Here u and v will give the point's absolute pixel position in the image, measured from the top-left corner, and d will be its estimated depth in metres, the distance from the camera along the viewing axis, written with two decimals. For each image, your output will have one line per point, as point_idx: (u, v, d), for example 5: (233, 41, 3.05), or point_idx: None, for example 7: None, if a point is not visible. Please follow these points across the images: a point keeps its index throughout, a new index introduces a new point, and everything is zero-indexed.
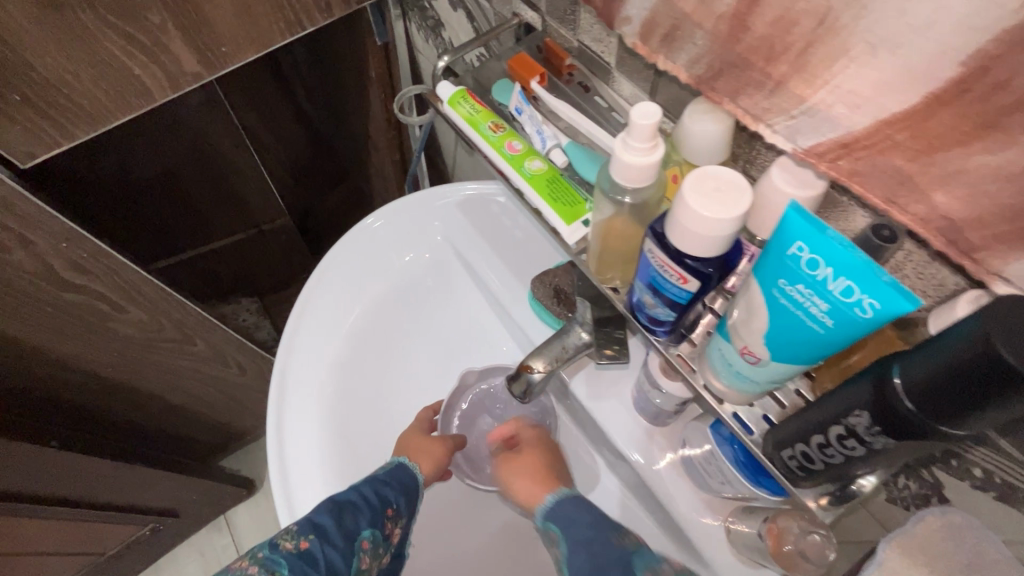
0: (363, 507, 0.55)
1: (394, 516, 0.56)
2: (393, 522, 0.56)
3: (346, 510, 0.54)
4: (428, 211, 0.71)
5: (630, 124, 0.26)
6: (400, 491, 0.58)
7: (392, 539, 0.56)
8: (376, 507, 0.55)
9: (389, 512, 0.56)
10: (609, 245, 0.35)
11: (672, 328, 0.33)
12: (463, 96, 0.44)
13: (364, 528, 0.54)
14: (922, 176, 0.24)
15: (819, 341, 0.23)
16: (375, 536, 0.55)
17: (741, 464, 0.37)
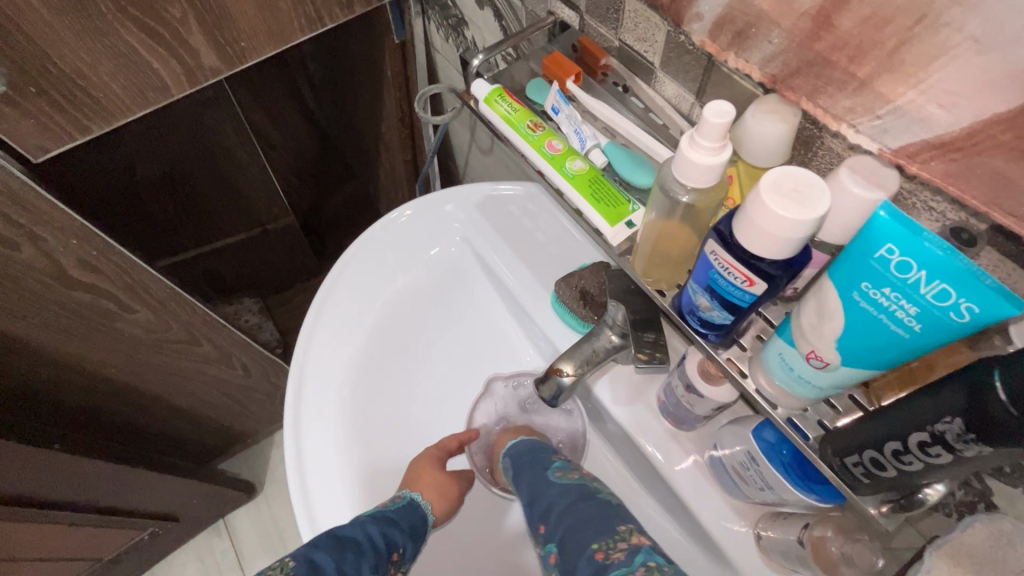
0: (365, 552, 0.51)
1: (397, 562, 0.53)
2: (395, 568, 0.53)
3: (348, 552, 0.50)
4: (447, 211, 0.70)
5: (701, 122, 0.26)
6: (405, 534, 0.55)
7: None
8: (379, 553, 0.52)
9: (393, 557, 0.53)
10: (658, 246, 0.34)
11: (724, 333, 0.32)
12: (500, 95, 0.43)
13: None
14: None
15: (900, 345, 0.23)
16: None
17: (790, 468, 0.36)
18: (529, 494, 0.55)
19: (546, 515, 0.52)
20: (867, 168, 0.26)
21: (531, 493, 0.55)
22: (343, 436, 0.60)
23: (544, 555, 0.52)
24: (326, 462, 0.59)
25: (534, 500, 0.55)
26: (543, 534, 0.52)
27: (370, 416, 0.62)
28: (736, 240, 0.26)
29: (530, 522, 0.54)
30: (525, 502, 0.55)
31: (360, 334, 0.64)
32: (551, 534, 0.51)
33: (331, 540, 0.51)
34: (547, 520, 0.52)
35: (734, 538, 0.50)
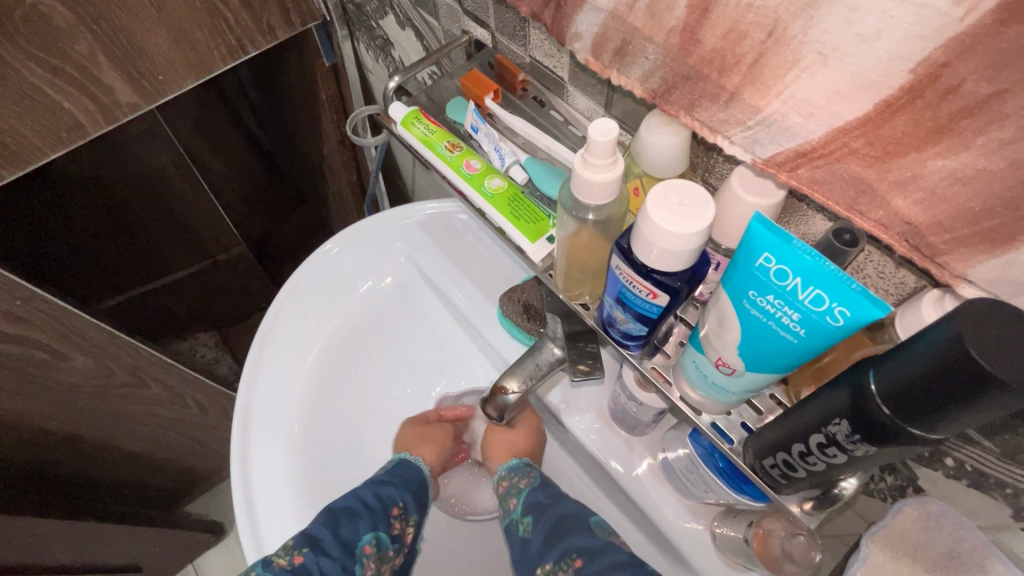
0: (360, 513, 0.57)
1: (397, 517, 0.60)
2: (399, 522, 0.60)
3: (343, 520, 0.56)
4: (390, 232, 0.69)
5: (588, 140, 0.26)
6: (401, 490, 0.61)
7: (398, 539, 0.60)
8: (374, 511, 0.58)
9: (392, 512, 0.59)
10: (576, 260, 0.34)
11: (644, 342, 0.32)
12: (417, 117, 0.43)
13: (364, 535, 0.56)
14: (881, 183, 0.25)
15: (793, 350, 0.23)
16: (376, 541, 0.57)
17: (725, 473, 0.36)
18: (563, 534, 0.51)
19: (587, 554, 0.48)
20: (751, 179, 0.28)
21: (570, 530, 0.51)
22: (293, 474, 0.58)
23: None
24: (278, 502, 0.57)
25: (569, 537, 0.51)
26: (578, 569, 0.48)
27: (322, 450, 0.61)
28: (635, 254, 0.26)
29: (560, 555, 0.50)
30: (556, 538, 0.51)
31: (306, 366, 0.63)
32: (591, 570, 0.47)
33: (325, 514, 0.56)
34: (588, 559, 0.48)
35: (694, 542, 0.50)
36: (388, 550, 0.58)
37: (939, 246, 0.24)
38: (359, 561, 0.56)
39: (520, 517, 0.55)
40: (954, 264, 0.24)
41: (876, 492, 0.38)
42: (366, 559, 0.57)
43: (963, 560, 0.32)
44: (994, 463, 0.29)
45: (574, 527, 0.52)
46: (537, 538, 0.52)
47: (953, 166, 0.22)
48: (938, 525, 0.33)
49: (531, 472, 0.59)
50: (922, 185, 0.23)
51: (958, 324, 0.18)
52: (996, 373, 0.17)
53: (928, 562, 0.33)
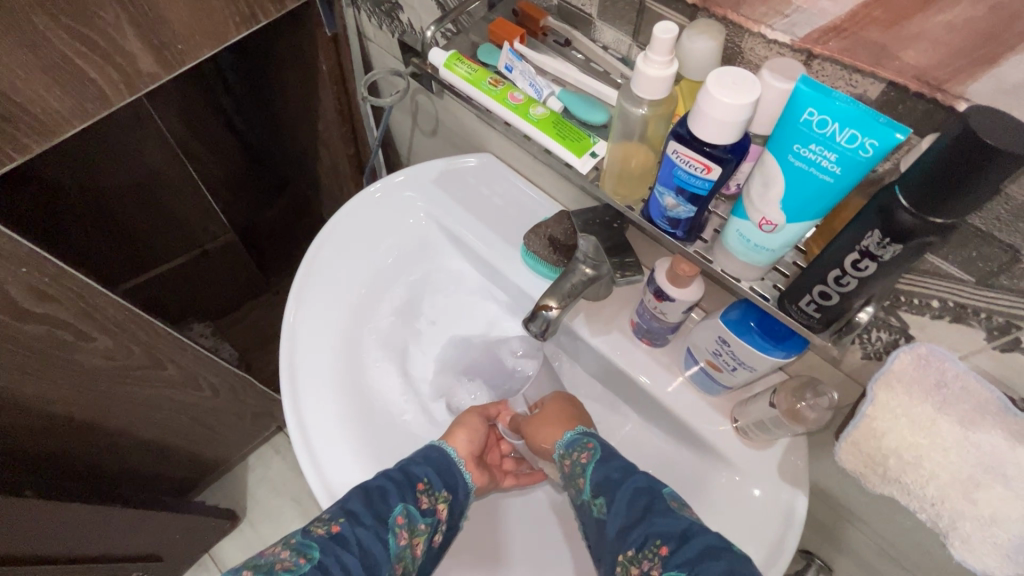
0: (390, 486, 0.55)
1: (427, 492, 0.57)
2: (427, 497, 0.57)
3: (376, 492, 0.54)
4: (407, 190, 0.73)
5: (652, 39, 0.31)
6: (426, 465, 0.59)
7: (429, 514, 0.56)
8: (402, 484, 0.56)
9: (419, 486, 0.57)
10: (625, 165, 0.40)
11: (689, 228, 0.38)
12: (458, 59, 0.48)
13: (397, 505, 0.54)
14: (894, 43, 0.29)
15: (828, 191, 0.29)
16: (409, 510, 0.54)
17: (758, 332, 0.42)
18: (641, 517, 0.51)
19: (674, 540, 0.48)
20: (782, 67, 0.31)
21: (648, 512, 0.51)
22: (343, 410, 0.62)
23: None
24: (332, 437, 0.60)
25: (647, 521, 0.50)
26: (666, 558, 0.47)
27: (366, 389, 0.65)
28: (692, 134, 0.32)
29: (642, 542, 0.49)
30: (635, 519, 0.51)
31: (344, 314, 0.66)
32: (682, 560, 0.46)
33: (360, 490, 0.54)
34: (676, 546, 0.47)
35: (717, 429, 0.57)
36: (421, 525, 0.55)
37: (941, 76, 0.28)
38: (393, 533, 0.53)
39: (592, 499, 0.56)
40: (954, 86, 0.28)
41: (873, 353, 0.46)
42: (399, 530, 0.54)
43: (950, 385, 0.40)
44: (968, 293, 0.37)
45: (652, 507, 0.52)
46: (612, 519, 0.53)
47: (952, 19, 0.26)
48: (929, 362, 0.41)
49: (590, 444, 0.60)
50: (928, 37, 0.27)
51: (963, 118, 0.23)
52: (1002, 148, 0.22)
53: (922, 392, 0.41)
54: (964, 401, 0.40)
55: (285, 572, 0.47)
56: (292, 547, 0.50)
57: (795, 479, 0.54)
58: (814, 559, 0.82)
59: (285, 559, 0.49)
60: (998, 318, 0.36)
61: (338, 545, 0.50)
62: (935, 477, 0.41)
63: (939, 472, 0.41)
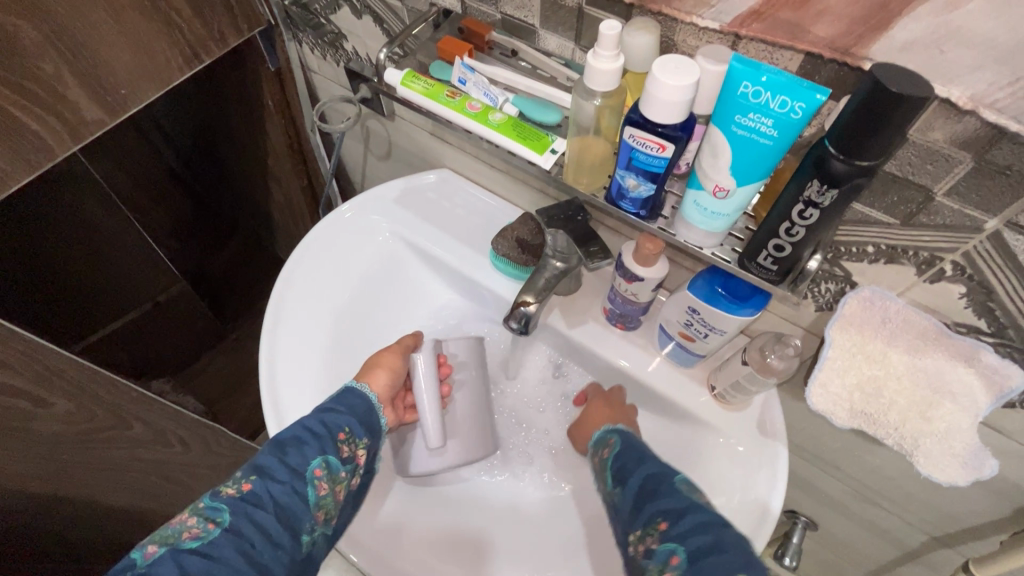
0: (307, 437, 0.50)
1: (348, 440, 0.52)
2: (347, 445, 0.52)
3: (290, 447, 0.49)
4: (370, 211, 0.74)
5: (600, 36, 0.34)
6: (348, 414, 0.54)
7: (350, 462, 0.52)
8: (323, 436, 0.51)
9: (340, 436, 0.52)
10: (585, 156, 0.43)
11: (651, 205, 0.42)
12: (413, 76, 0.50)
13: (315, 459, 0.49)
14: (806, 21, 0.33)
15: (769, 153, 0.33)
16: (329, 462, 0.50)
17: (724, 296, 0.46)
18: (650, 496, 0.49)
19: (672, 516, 0.46)
20: (715, 49, 0.35)
21: (655, 491, 0.49)
22: None
23: (659, 554, 0.44)
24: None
25: (654, 500, 0.48)
26: (665, 532, 0.45)
27: None
28: (645, 117, 0.35)
29: (645, 521, 0.47)
30: (643, 499, 0.49)
31: (323, 341, 0.66)
32: (679, 532, 0.44)
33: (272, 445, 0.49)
34: (675, 519, 0.46)
35: (698, 398, 0.61)
36: (341, 473, 0.51)
37: (849, 44, 0.33)
38: (312, 484, 0.48)
39: (610, 487, 0.54)
40: (860, 50, 0.33)
41: (824, 303, 0.51)
42: (319, 481, 0.49)
43: (893, 320, 0.45)
44: (898, 235, 0.42)
45: (660, 488, 0.49)
46: (627, 498, 0.51)
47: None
48: (872, 301, 0.46)
49: (612, 440, 0.58)
50: (833, 14, 0.32)
51: (874, 74, 0.27)
52: (904, 94, 0.26)
53: (870, 329, 0.46)
54: (907, 332, 0.45)
55: (192, 541, 0.42)
56: (200, 511, 0.44)
57: (773, 431, 0.58)
58: (799, 515, 0.87)
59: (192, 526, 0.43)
60: (923, 253, 0.41)
61: (247, 503, 0.45)
62: (895, 404, 0.46)
63: (897, 399, 0.46)
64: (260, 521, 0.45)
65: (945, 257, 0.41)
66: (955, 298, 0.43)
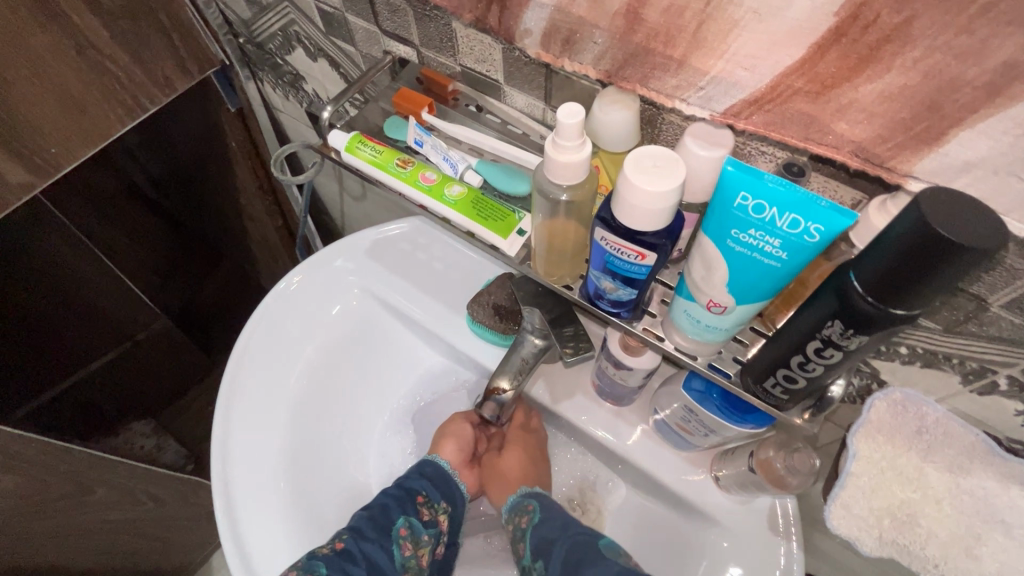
0: (390, 501, 0.56)
1: (426, 504, 0.59)
2: (427, 509, 0.59)
3: (375, 508, 0.55)
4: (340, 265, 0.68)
5: (557, 125, 0.27)
6: (422, 478, 0.60)
7: (432, 525, 0.58)
8: (402, 497, 0.57)
9: (419, 499, 0.58)
10: (554, 245, 0.36)
11: (634, 307, 0.35)
12: (360, 140, 0.43)
13: (398, 518, 0.56)
14: (824, 114, 0.26)
15: (776, 274, 0.26)
16: (410, 522, 0.56)
17: (722, 406, 0.39)
18: (577, 569, 0.49)
19: None
20: (704, 132, 0.29)
21: (581, 562, 0.49)
22: (295, 524, 0.57)
23: None
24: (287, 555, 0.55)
25: (583, 571, 0.49)
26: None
27: (317, 489, 0.61)
28: (618, 221, 0.28)
29: None
30: (572, 570, 0.49)
31: (282, 417, 0.61)
32: None
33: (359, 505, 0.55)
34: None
35: (700, 489, 0.53)
36: (424, 536, 0.57)
37: (883, 154, 0.26)
38: (399, 544, 0.55)
39: (531, 560, 0.54)
40: (900, 164, 0.26)
41: (848, 398, 0.43)
42: (404, 542, 0.55)
43: (932, 432, 0.38)
44: (942, 341, 0.34)
45: (585, 559, 0.50)
46: (553, 574, 0.51)
47: (882, 87, 0.24)
48: (906, 409, 0.38)
49: (530, 505, 0.59)
50: (859, 107, 0.25)
51: (919, 206, 0.20)
52: (967, 243, 0.19)
53: (904, 441, 0.38)
54: (949, 447, 0.37)
55: None
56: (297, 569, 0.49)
57: (787, 532, 0.51)
58: None
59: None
60: (971, 363, 0.34)
61: (345, 561, 0.51)
62: (934, 534, 0.38)
63: (936, 529, 0.38)
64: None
65: (999, 370, 0.33)
66: (1009, 415, 0.35)
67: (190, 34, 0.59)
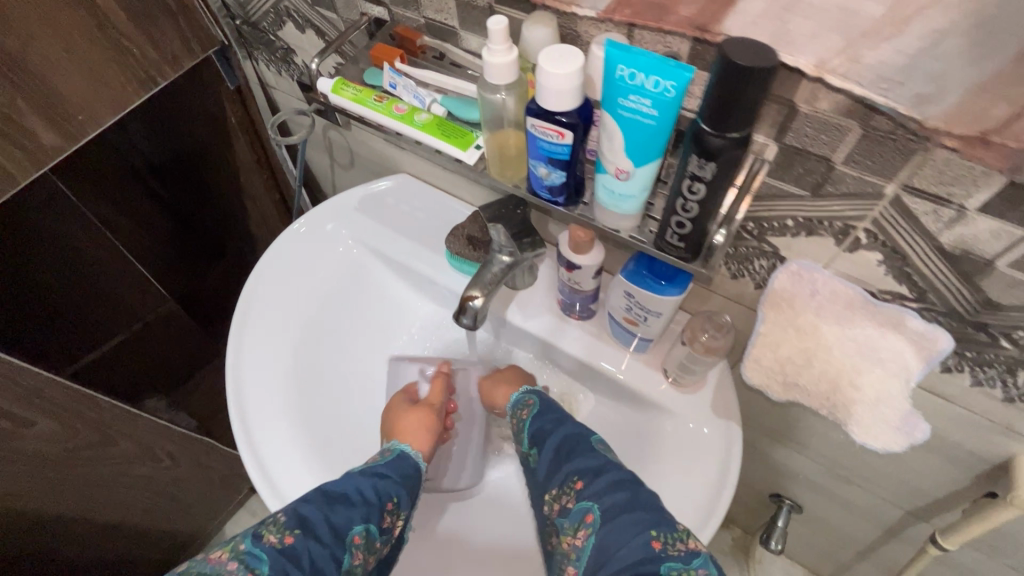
0: (356, 502, 0.51)
1: (393, 510, 0.54)
2: (391, 516, 0.53)
3: (338, 504, 0.50)
4: (331, 227, 0.76)
5: (489, 33, 0.36)
6: (398, 483, 0.56)
7: (388, 533, 0.53)
8: (372, 502, 0.52)
9: (388, 505, 0.53)
10: (503, 149, 0.45)
11: (568, 192, 0.43)
12: (343, 83, 0.51)
13: (358, 524, 0.50)
14: (675, 7, 0.35)
15: (656, 132, 0.34)
16: (369, 531, 0.50)
17: (652, 279, 0.48)
18: (567, 457, 0.53)
19: (590, 474, 0.50)
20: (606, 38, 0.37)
21: (572, 452, 0.53)
22: (302, 434, 0.65)
23: (574, 512, 0.49)
24: (302, 472, 0.63)
25: (571, 459, 0.53)
26: (580, 491, 0.50)
27: (320, 416, 0.68)
28: (540, 106, 0.37)
29: (563, 480, 0.52)
30: (561, 460, 0.53)
31: (286, 348, 0.69)
32: (594, 491, 0.49)
33: (321, 495, 0.50)
34: (591, 479, 0.50)
35: (651, 383, 0.62)
36: (377, 544, 0.52)
37: (719, 34, 0.35)
38: (350, 553, 0.48)
39: (528, 450, 0.58)
40: (714, 26, 0.35)
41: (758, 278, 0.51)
42: (356, 551, 0.49)
43: (822, 293, 0.46)
44: (813, 208, 0.42)
45: (576, 450, 0.54)
46: (543, 463, 0.55)
47: None
48: (800, 275, 0.47)
49: (530, 400, 0.62)
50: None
51: (725, 50, 0.28)
52: (753, 68, 0.27)
53: (801, 304, 0.47)
54: (835, 304, 0.46)
55: None
56: (241, 557, 0.44)
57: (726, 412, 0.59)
58: (784, 498, 0.87)
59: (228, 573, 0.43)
60: (836, 222, 0.42)
61: (292, 560, 0.45)
62: (827, 375, 0.46)
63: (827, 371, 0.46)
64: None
65: (857, 224, 0.41)
66: (875, 266, 0.43)
67: (192, 15, 0.68)
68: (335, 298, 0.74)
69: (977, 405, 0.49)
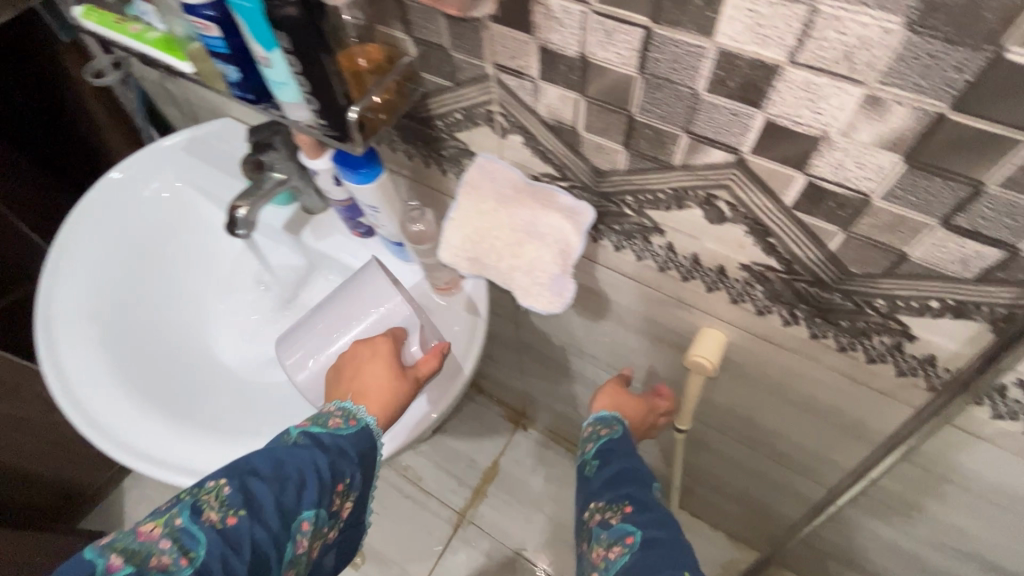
0: (308, 480, 0.44)
1: (343, 492, 0.46)
2: (340, 499, 0.46)
3: (290, 483, 0.43)
4: (157, 185, 0.80)
5: None
6: (355, 462, 0.47)
7: (334, 516, 0.46)
8: (323, 484, 0.44)
9: (338, 488, 0.46)
10: (201, 56, 0.51)
11: (251, 89, 0.50)
12: (92, 10, 0.58)
13: (306, 507, 0.43)
14: None
15: (254, 14, 0.40)
16: (318, 516, 0.44)
17: (349, 169, 0.54)
18: (621, 483, 0.51)
19: (639, 503, 0.49)
20: None
21: (627, 480, 0.51)
22: (106, 351, 0.68)
23: (613, 528, 0.47)
24: (99, 392, 0.65)
25: (625, 486, 0.50)
26: (627, 513, 0.48)
27: (133, 338, 0.71)
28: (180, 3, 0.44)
29: (613, 496, 0.50)
30: (613, 482, 0.51)
31: (100, 276, 0.73)
32: (641, 520, 0.47)
33: (273, 469, 0.43)
34: (640, 508, 0.48)
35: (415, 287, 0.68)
36: (324, 528, 0.45)
37: None
38: (294, 540, 0.43)
39: (588, 458, 0.55)
40: None
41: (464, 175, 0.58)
42: (301, 538, 0.43)
43: (500, 178, 0.53)
44: (462, 97, 0.49)
45: (632, 478, 0.51)
46: (598, 477, 0.53)
47: None
48: (484, 165, 0.53)
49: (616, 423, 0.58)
50: None
51: None
52: None
53: (485, 189, 0.53)
54: (507, 186, 0.52)
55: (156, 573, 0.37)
56: (175, 535, 0.39)
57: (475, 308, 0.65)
58: None
59: (162, 552, 0.38)
60: (480, 109, 0.49)
61: (229, 543, 0.40)
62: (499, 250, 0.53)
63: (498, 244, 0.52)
64: (234, 571, 0.39)
65: (492, 108, 0.48)
66: (524, 149, 0.50)
67: None
68: (158, 248, 0.77)
69: (649, 280, 0.56)
